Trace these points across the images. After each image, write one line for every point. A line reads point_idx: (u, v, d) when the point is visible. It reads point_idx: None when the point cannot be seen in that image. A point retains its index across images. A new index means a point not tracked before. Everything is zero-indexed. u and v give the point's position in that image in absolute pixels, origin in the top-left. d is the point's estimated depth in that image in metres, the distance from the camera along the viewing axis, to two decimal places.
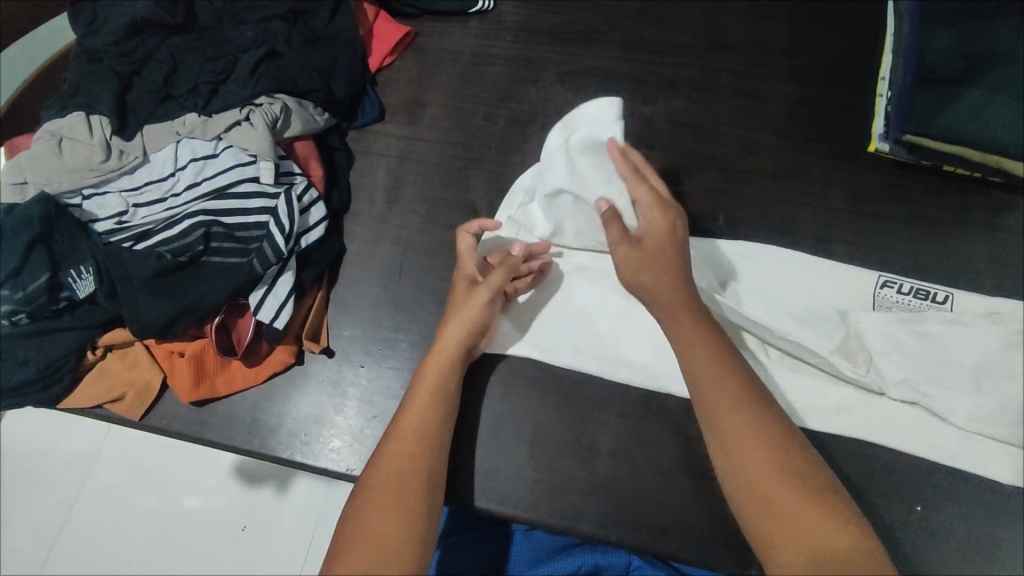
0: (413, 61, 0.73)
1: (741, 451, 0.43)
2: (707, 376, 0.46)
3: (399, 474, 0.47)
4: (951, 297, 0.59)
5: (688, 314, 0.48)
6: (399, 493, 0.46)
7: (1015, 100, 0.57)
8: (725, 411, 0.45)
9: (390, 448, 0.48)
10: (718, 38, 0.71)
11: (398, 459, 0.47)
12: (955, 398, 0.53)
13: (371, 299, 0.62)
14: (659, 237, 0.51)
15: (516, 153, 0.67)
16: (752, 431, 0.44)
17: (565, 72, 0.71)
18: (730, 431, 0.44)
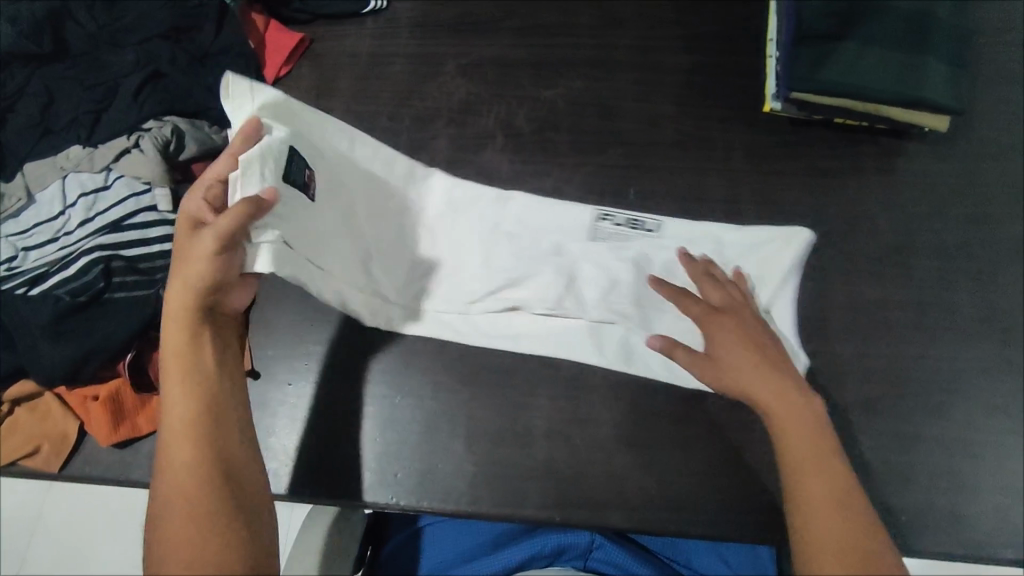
0: (310, 69, 0.72)
1: (812, 484, 0.48)
2: (788, 412, 0.51)
3: (188, 469, 0.48)
4: (661, 224, 0.62)
5: (774, 372, 0.52)
6: (196, 491, 0.47)
7: (882, 51, 0.60)
8: (796, 435, 0.50)
9: (176, 447, 0.48)
10: (611, 16, 0.72)
11: (185, 454, 0.48)
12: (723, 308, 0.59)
13: (294, 314, 0.61)
14: (733, 348, 0.54)
15: (425, 150, 0.67)
16: (818, 455, 0.49)
17: (467, 64, 0.71)
18: (798, 458, 0.50)
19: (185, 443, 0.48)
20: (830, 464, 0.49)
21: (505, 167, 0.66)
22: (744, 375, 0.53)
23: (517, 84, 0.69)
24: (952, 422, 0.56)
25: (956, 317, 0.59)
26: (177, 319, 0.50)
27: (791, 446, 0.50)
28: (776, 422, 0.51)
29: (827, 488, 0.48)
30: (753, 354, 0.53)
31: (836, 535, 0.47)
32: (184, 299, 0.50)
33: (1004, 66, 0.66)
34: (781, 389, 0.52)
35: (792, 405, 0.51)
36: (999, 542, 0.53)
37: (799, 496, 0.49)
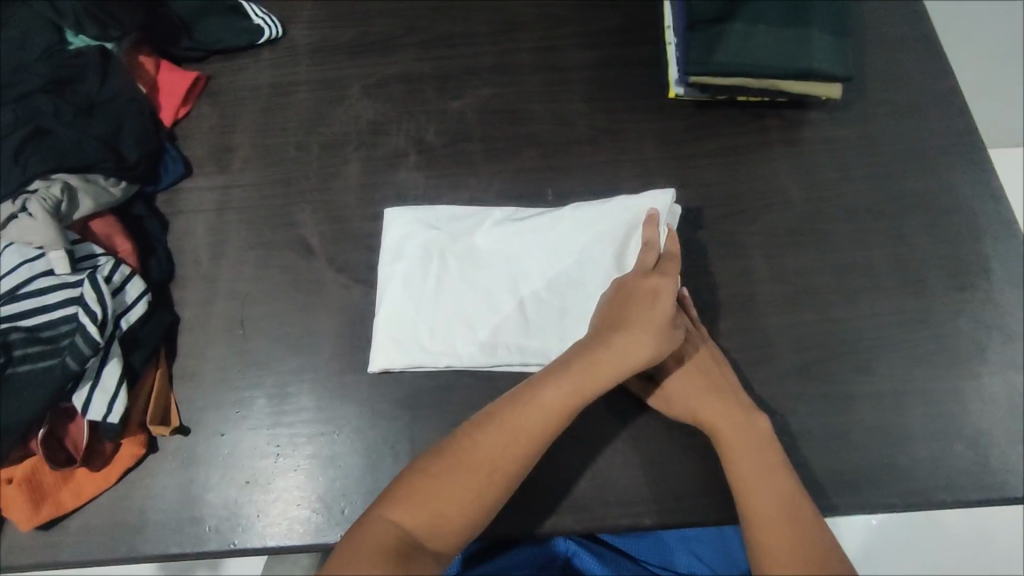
0: (211, 107, 0.70)
1: (759, 491, 0.50)
2: (733, 429, 0.52)
3: (471, 461, 0.48)
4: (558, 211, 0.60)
5: (718, 394, 0.53)
6: (477, 483, 0.48)
7: (769, 28, 0.62)
8: (742, 452, 0.51)
9: (473, 435, 0.49)
10: (511, 20, 0.72)
11: (497, 445, 0.49)
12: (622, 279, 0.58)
13: (219, 362, 0.59)
14: (691, 376, 0.55)
15: (338, 176, 0.65)
16: (769, 470, 0.50)
17: (371, 84, 0.70)
18: (750, 476, 0.50)
19: (527, 432, 0.49)
20: (778, 479, 0.50)
21: (421, 184, 0.65)
22: (695, 399, 0.54)
23: (423, 99, 0.69)
24: (880, 376, 0.57)
25: (872, 274, 0.61)
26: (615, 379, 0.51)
27: (734, 460, 0.51)
28: (722, 441, 0.52)
29: (773, 493, 0.49)
30: (703, 377, 0.54)
31: (792, 547, 0.47)
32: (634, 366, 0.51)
33: (885, 28, 0.69)
34: (726, 409, 0.53)
35: (736, 420, 0.52)
36: (939, 486, 0.54)
37: (751, 514, 0.49)
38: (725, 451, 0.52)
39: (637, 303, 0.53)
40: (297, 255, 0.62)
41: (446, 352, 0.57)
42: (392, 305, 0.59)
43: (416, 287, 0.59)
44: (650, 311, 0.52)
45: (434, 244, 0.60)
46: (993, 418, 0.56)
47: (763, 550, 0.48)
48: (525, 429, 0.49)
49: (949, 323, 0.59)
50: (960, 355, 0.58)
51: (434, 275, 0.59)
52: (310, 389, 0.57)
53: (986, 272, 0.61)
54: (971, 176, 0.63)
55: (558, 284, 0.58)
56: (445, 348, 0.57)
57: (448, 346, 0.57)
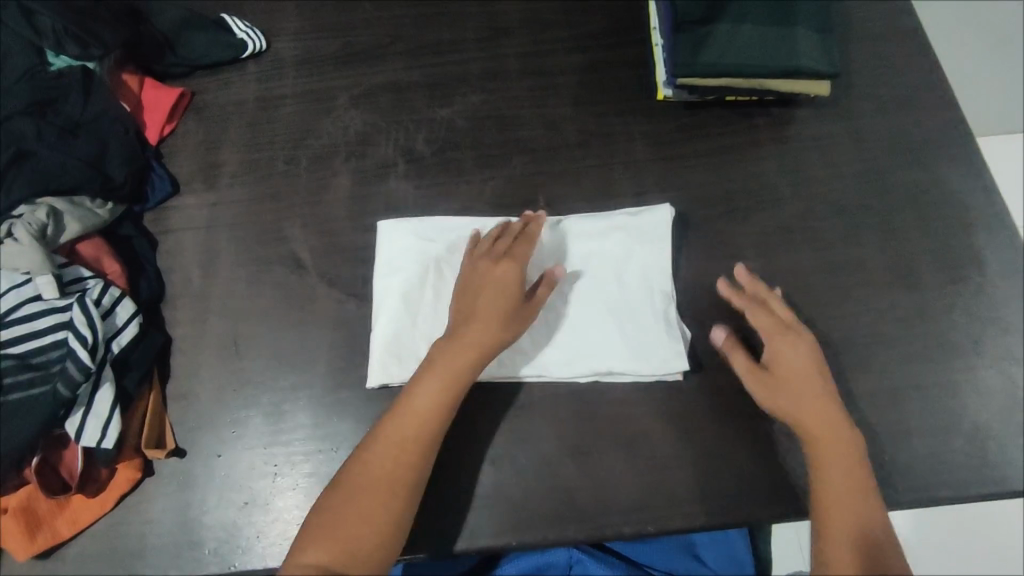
0: (196, 124, 0.69)
1: (842, 494, 0.50)
2: (834, 432, 0.52)
3: (367, 480, 0.49)
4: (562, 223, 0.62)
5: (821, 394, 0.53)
6: (376, 499, 0.48)
7: (755, 27, 0.62)
8: (834, 449, 0.51)
9: (363, 458, 0.50)
10: (497, 26, 0.72)
11: (386, 460, 0.49)
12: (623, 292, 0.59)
13: (213, 382, 0.58)
14: (795, 367, 0.54)
15: (328, 188, 0.65)
16: (852, 472, 0.51)
17: (358, 95, 0.69)
18: (840, 481, 0.50)
19: (403, 443, 0.50)
20: (859, 478, 0.51)
21: (412, 194, 0.65)
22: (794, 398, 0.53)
23: (411, 108, 0.68)
24: (877, 372, 0.57)
25: (866, 271, 0.61)
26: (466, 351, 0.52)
27: (828, 461, 0.51)
28: (816, 441, 0.52)
29: (855, 500, 0.50)
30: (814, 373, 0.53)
31: (861, 554, 0.48)
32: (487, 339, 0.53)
33: (871, 23, 0.69)
34: (827, 413, 0.52)
35: (836, 421, 0.52)
36: (939, 481, 0.54)
37: (828, 513, 0.50)
38: (819, 449, 0.52)
39: (488, 288, 0.54)
40: (288, 271, 0.62)
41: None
42: (389, 315, 0.58)
43: (413, 298, 0.59)
44: (498, 291, 0.54)
45: (431, 255, 0.60)
46: (992, 411, 0.56)
47: (831, 554, 0.49)
48: (404, 439, 0.50)
49: (945, 317, 0.59)
50: (956, 349, 0.58)
51: (432, 285, 0.59)
52: (306, 407, 0.57)
53: (979, 264, 0.61)
54: (962, 169, 0.63)
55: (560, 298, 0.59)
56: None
57: None
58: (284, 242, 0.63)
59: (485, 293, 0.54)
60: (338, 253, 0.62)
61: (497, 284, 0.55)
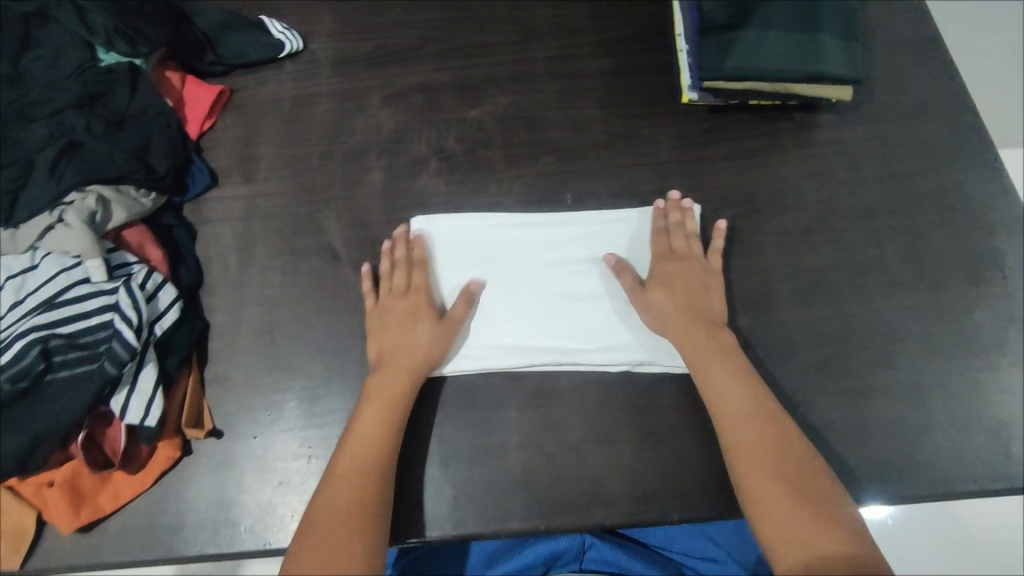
0: (235, 119, 0.72)
1: (750, 444, 0.52)
2: (727, 391, 0.54)
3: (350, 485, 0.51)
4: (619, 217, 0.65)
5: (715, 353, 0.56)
6: (359, 502, 0.50)
7: (780, 33, 0.64)
8: (727, 410, 0.53)
9: (348, 463, 0.52)
10: (526, 30, 0.74)
11: (364, 464, 0.52)
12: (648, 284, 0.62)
13: (250, 366, 0.60)
14: (676, 323, 0.57)
15: (361, 183, 0.67)
16: (737, 390, 0.54)
17: (391, 94, 0.71)
18: (741, 437, 0.52)
19: (372, 446, 0.53)
20: (763, 401, 0.54)
21: (443, 190, 0.67)
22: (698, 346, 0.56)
23: (442, 107, 0.71)
24: (897, 368, 0.59)
25: (886, 270, 0.62)
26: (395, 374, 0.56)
27: (728, 418, 0.53)
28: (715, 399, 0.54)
29: (764, 452, 0.51)
30: (704, 332, 0.57)
31: (783, 487, 0.49)
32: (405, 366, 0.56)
33: (892, 32, 0.70)
34: (733, 371, 0.55)
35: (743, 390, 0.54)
36: (960, 477, 0.55)
37: (737, 452, 0.52)
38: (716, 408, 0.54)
39: (395, 316, 0.59)
40: (324, 262, 0.64)
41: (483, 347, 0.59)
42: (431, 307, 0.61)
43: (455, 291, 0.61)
44: (403, 320, 0.58)
45: (477, 250, 0.63)
46: (1012, 409, 0.57)
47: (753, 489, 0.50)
48: (378, 445, 0.53)
49: (965, 317, 0.60)
50: (977, 348, 0.59)
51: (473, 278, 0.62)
52: (340, 392, 0.59)
53: (1000, 266, 0.62)
54: (982, 175, 0.65)
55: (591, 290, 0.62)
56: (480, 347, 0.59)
57: (486, 347, 0.59)
58: (320, 233, 0.65)
59: (393, 322, 0.58)
60: (371, 245, 0.64)
61: (404, 310, 0.59)
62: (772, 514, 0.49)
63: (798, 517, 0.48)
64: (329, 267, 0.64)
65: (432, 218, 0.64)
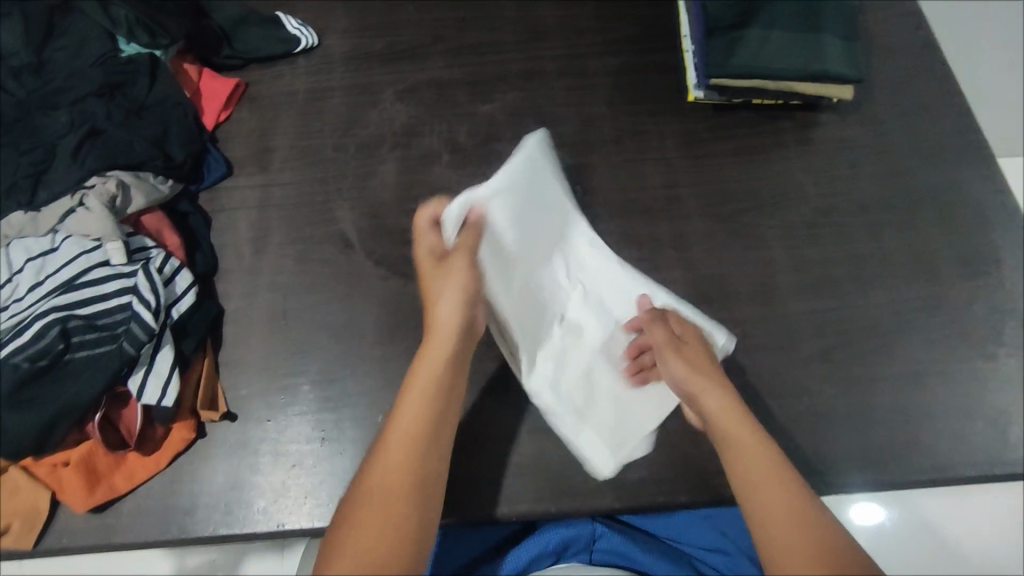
0: (250, 111, 0.73)
1: (779, 529, 0.46)
2: (755, 466, 0.48)
3: (411, 428, 0.49)
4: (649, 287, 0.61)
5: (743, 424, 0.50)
6: (414, 456, 0.48)
7: (783, 33, 0.66)
8: (754, 487, 0.48)
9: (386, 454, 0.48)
10: (535, 29, 0.76)
11: (395, 486, 0.47)
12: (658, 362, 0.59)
13: (264, 350, 0.61)
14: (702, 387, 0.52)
15: (374, 175, 0.68)
16: (767, 468, 0.48)
17: (403, 89, 0.73)
18: (769, 519, 0.46)
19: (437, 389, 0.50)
20: (788, 480, 0.48)
21: (454, 181, 0.68)
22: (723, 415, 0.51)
23: (453, 102, 0.72)
24: (897, 358, 0.60)
25: (886, 263, 0.64)
26: (447, 332, 0.51)
27: (756, 494, 0.47)
28: (741, 474, 0.49)
29: (798, 537, 0.45)
30: (734, 403, 0.51)
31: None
32: (457, 318, 0.51)
33: (890, 35, 0.73)
34: (760, 444, 0.49)
35: (771, 463, 0.48)
36: (959, 464, 0.57)
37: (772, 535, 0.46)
38: (742, 483, 0.48)
39: (446, 281, 0.52)
40: (337, 250, 0.65)
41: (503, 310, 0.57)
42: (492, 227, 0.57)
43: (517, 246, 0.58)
44: (460, 284, 0.51)
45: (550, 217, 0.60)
46: (1009, 397, 0.59)
47: None
48: (438, 382, 0.50)
49: (963, 309, 0.62)
50: (975, 339, 0.61)
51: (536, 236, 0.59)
52: (353, 377, 0.59)
53: (996, 261, 0.64)
54: (978, 173, 0.67)
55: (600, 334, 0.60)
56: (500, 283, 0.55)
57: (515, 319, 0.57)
58: (334, 223, 0.66)
59: (443, 284, 0.52)
60: (383, 234, 0.65)
61: (458, 267, 0.52)
62: None
63: None
64: (343, 256, 0.65)
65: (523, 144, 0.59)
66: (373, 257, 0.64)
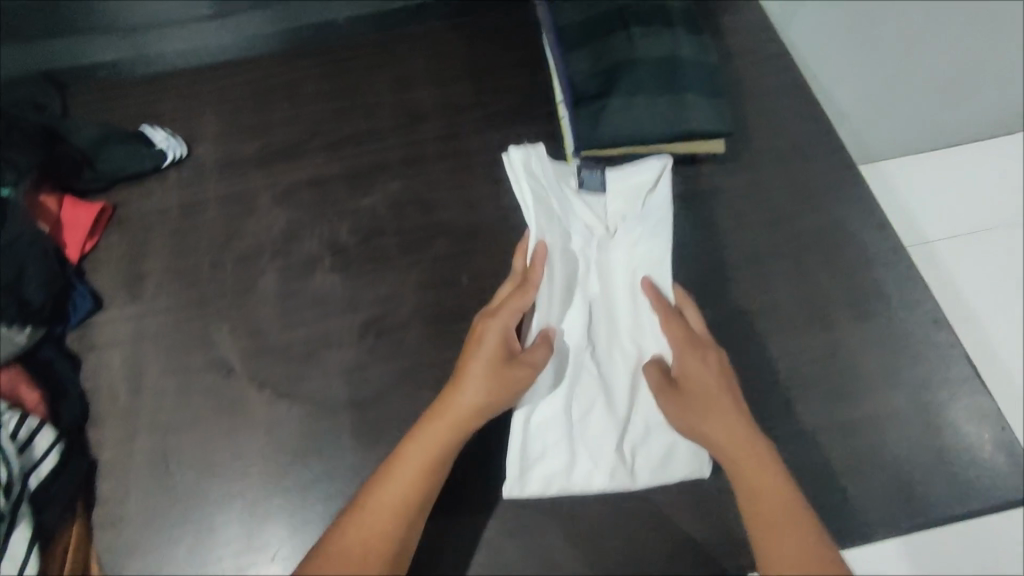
0: (119, 236, 0.69)
1: (785, 552, 0.47)
2: (761, 493, 0.50)
3: (426, 454, 0.51)
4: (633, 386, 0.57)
5: (751, 447, 0.51)
6: (420, 491, 0.50)
7: (647, 97, 0.65)
8: (766, 511, 0.49)
9: (437, 422, 0.52)
10: (412, 113, 0.74)
11: (413, 479, 0.50)
12: (598, 449, 0.55)
13: (143, 504, 0.56)
14: (716, 429, 0.52)
15: (254, 290, 0.65)
16: (770, 492, 0.50)
17: (281, 192, 0.70)
18: (777, 542, 0.48)
19: (503, 374, 0.52)
20: (794, 506, 0.49)
21: (338, 286, 0.64)
22: (732, 443, 0.52)
23: (333, 199, 0.69)
24: (804, 414, 0.59)
25: (782, 316, 0.63)
26: (456, 416, 0.52)
27: (762, 524, 0.49)
28: (747, 494, 0.50)
29: (808, 565, 0.47)
30: (753, 437, 0.52)
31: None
32: (470, 409, 0.52)
33: (758, 82, 0.74)
34: (773, 480, 0.50)
35: (773, 486, 0.50)
36: (871, 520, 0.55)
37: (772, 556, 0.48)
38: (751, 508, 0.50)
39: (482, 358, 0.53)
40: (217, 378, 0.61)
41: (547, 298, 0.57)
42: (594, 212, 0.61)
43: (609, 275, 0.60)
44: (489, 359, 0.52)
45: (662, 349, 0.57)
46: (915, 441, 0.58)
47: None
48: (436, 463, 0.51)
49: (862, 353, 0.61)
50: (876, 383, 0.60)
51: (632, 242, 0.60)
52: (236, 520, 0.56)
53: (885, 299, 0.63)
54: (860, 210, 0.67)
55: (597, 385, 0.56)
56: (557, 225, 0.59)
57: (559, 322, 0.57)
58: (213, 348, 0.62)
59: (475, 357, 0.53)
60: (265, 355, 0.62)
61: (492, 364, 0.52)
62: None
63: None
64: (226, 383, 0.61)
65: (644, 161, 0.60)
66: (256, 381, 0.61)
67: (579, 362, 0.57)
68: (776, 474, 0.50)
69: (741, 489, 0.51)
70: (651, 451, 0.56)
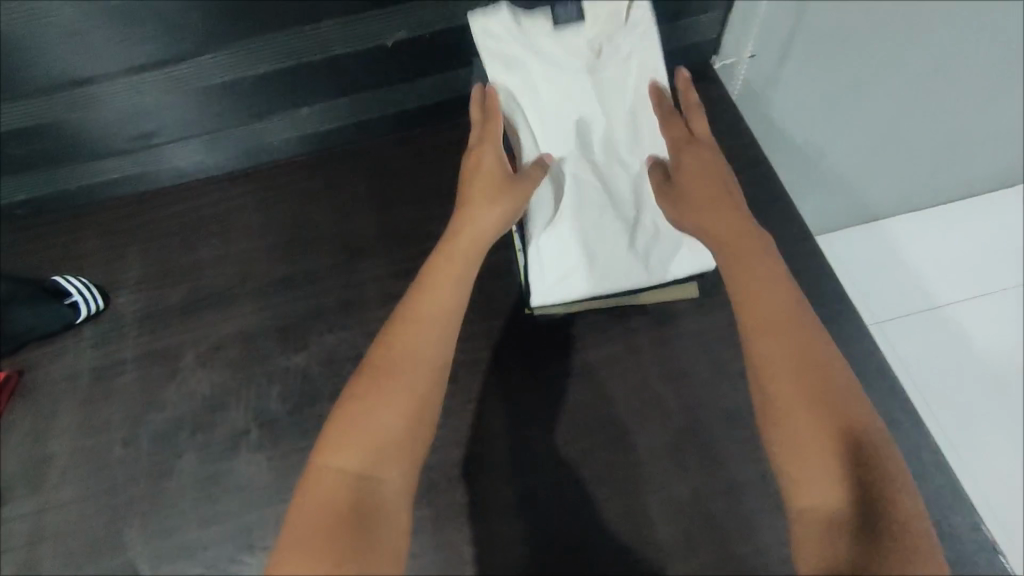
0: (22, 409, 0.62)
1: (793, 393, 0.40)
2: (771, 312, 0.42)
3: (441, 297, 0.46)
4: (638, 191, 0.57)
5: (768, 266, 0.45)
6: (429, 335, 0.45)
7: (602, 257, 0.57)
8: (783, 333, 0.41)
9: (452, 244, 0.49)
10: (353, 246, 0.67)
11: (428, 332, 0.45)
12: (611, 249, 0.57)
13: None
14: (748, 254, 0.45)
15: (169, 475, 0.57)
16: (811, 348, 0.41)
17: (206, 349, 0.63)
18: (776, 372, 0.40)
19: (506, 190, 0.50)
20: (821, 346, 0.41)
21: (263, 470, 0.57)
22: (765, 292, 0.43)
23: (263, 356, 0.62)
24: None
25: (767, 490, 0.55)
26: (471, 239, 0.49)
27: (765, 342, 0.42)
28: (746, 318, 0.43)
29: (813, 384, 0.40)
30: (767, 260, 0.45)
31: (827, 441, 0.38)
32: (489, 219, 0.49)
33: None
34: (800, 309, 0.42)
35: (796, 316, 0.42)
36: None
37: (767, 367, 0.41)
38: (745, 316, 0.43)
39: (487, 160, 0.51)
40: None
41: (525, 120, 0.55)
42: (568, 44, 0.51)
43: (608, 99, 0.55)
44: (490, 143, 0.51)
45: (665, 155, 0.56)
46: None
47: (783, 455, 0.39)
48: (453, 313, 0.46)
49: None
50: None
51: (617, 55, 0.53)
52: None
53: None
54: (852, 349, 0.60)
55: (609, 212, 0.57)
56: (517, 73, 0.53)
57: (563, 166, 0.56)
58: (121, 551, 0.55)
59: (476, 180, 0.51)
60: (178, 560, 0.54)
61: (490, 175, 0.50)
62: (811, 480, 0.38)
63: (836, 479, 0.37)
64: None
65: None
66: None
67: (570, 165, 0.56)
68: (796, 303, 0.43)
69: (740, 293, 0.44)
70: (664, 244, 0.58)
